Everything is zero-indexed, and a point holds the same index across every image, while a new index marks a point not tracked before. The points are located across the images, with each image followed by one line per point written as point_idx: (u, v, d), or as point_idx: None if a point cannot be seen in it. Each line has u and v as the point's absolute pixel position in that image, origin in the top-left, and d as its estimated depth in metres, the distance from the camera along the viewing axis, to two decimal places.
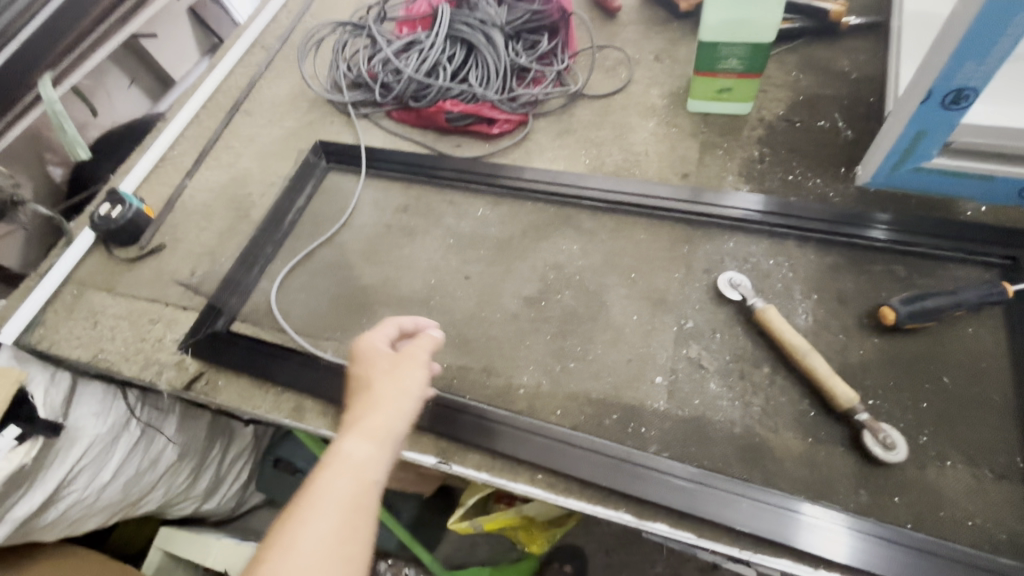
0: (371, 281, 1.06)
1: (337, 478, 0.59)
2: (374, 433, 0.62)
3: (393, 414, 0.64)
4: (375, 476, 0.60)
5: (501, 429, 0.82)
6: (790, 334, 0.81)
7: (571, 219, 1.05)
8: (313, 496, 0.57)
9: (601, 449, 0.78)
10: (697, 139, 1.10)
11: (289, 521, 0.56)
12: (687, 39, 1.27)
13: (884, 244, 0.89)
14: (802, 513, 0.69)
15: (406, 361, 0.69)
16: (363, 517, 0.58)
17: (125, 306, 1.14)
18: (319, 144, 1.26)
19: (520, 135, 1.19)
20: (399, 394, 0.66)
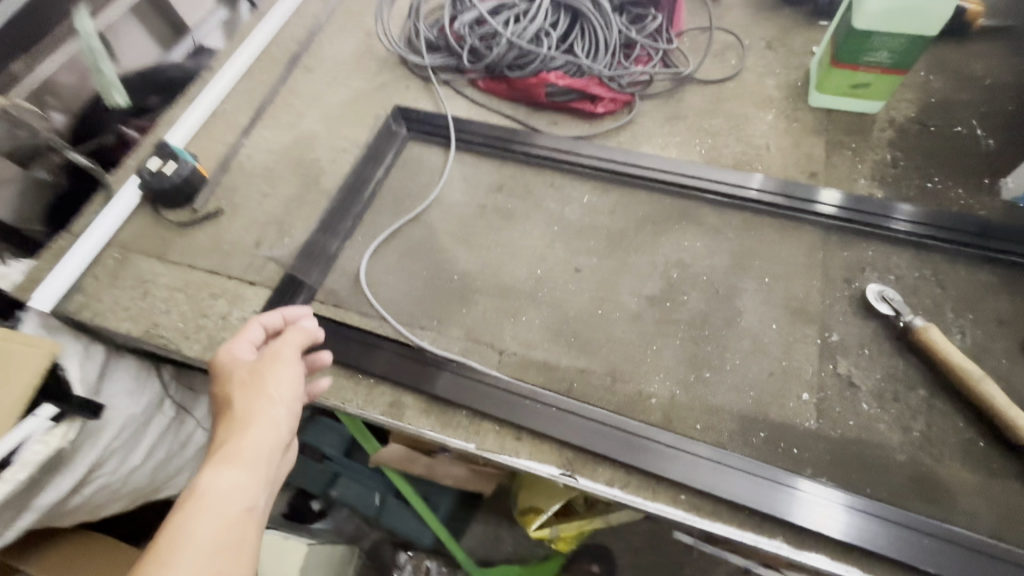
0: (469, 267, 0.96)
1: (202, 516, 0.51)
2: (239, 458, 0.55)
3: (267, 427, 0.58)
4: (248, 502, 0.53)
5: (639, 441, 0.75)
6: (958, 356, 0.75)
7: (691, 214, 0.97)
8: (176, 531, 0.49)
9: (751, 469, 0.72)
10: (823, 136, 1.02)
11: (138, 572, 0.47)
12: (802, 26, 1.18)
13: (904, 235, 0.89)
14: (799, 489, 0.70)
15: (269, 364, 0.62)
16: (240, 548, 0.51)
17: (180, 276, 1.01)
18: (399, 110, 1.14)
19: (626, 117, 1.10)
20: (269, 405, 0.59)
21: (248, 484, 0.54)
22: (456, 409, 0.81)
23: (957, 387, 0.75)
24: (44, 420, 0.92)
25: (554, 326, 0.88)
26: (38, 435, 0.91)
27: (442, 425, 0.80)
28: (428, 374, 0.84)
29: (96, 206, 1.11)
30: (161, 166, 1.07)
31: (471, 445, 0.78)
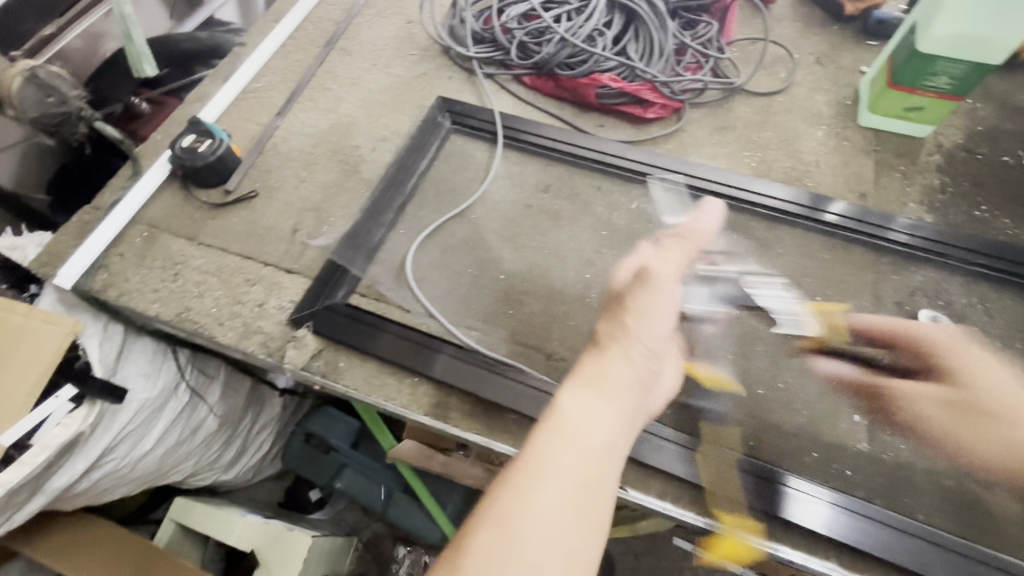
0: (516, 268, 0.95)
1: (577, 443, 0.49)
2: (608, 383, 0.54)
3: (630, 358, 0.56)
4: (614, 443, 0.51)
5: (689, 454, 0.75)
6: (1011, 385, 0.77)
7: (742, 227, 0.96)
8: (557, 436, 0.49)
9: (799, 487, 0.72)
10: (872, 157, 1.03)
11: (539, 450, 0.49)
12: (850, 45, 1.18)
13: (903, 245, 0.91)
14: (791, 486, 0.72)
15: (650, 286, 0.62)
16: (602, 487, 0.48)
17: (213, 260, 0.98)
18: (443, 101, 1.11)
19: (675, 124, 1.09)
20: (627, 339, 0.57)
21: (603, 415, 0.52)
22: (504, 412, 0.80)
23: None
24: (66, 401, 0.92)
25: None
26: (59, 416, 0.91)
27: (489, 429, 0.80)
28: (478, 375, 0.82)
29: (123, 180, 1.07)
30: (195, 143, 1.03)
31: (517, 451, 0.77)
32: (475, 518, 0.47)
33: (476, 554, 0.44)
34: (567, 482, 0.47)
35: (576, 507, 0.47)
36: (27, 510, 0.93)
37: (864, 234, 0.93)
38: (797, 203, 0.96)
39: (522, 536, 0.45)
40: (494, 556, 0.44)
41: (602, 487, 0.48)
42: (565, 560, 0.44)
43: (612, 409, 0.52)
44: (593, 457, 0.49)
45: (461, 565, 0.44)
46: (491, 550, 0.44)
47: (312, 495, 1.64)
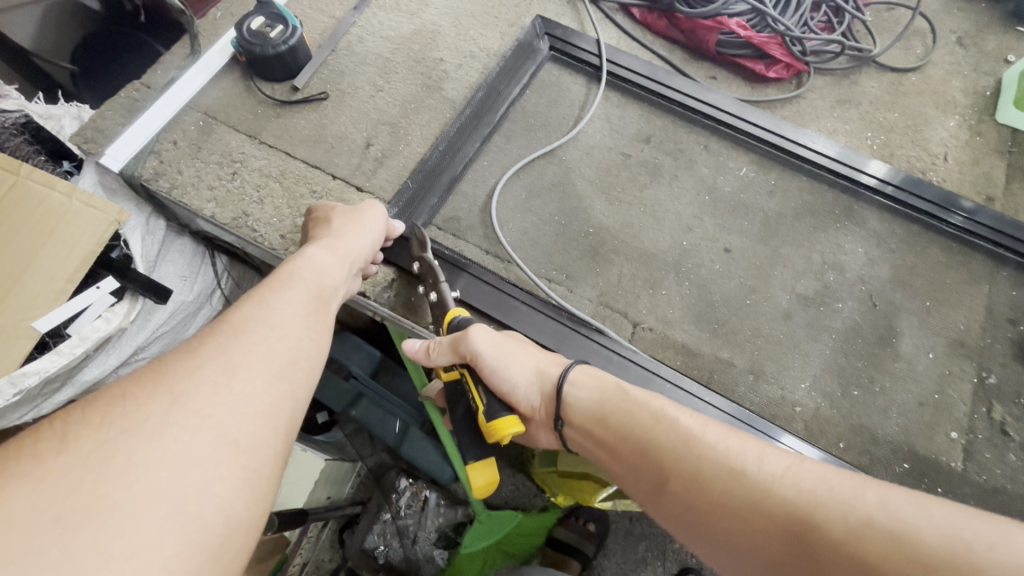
0: (606, 221, 0.86)
1: (270, 321, 0.53)
2: (301, 281, 0.60)
3: (332, 273, 0.64)
4: (320, 340, 0.56)
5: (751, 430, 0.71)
6: None
7: (856, 215, 0.88)
8: (263, 318, 0.53)
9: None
10: (1004, 158, 0.93)
11: (231, 329, 0.51)
12: (995, 28, 1.06)
13: (953, 230, 0.87)
14: (779, 441, 0.70)
15: (339, 220, 0.71)
16: (305, 373, 0.52)
17: (275, 163, 0.89)
18: (542, 21, 0.99)
19: (794, 90, 0.98)
20: (317, 262, 0.63)
21: (319, 323, 0.58)
22: None
23: None
24: (107, 294, 0.84)
25: (696, 307, 0.81)
26: (100, 309, 0.83)
27: None
28: (561, 334, 0.76)
29: (179, 60, 0.96)
30: (265, 28, 0.90)
31: None
32: (169, 365, 0.46)
33: (150, 383, 0.44)
34: (273, 349, 0.51)
35: (269, 365, 0.50)
36: (55, 401, 0.84)
37: (956, 228, 0.86)
38: (835, 157, 0.90)
39: (230, 376, 0.47)
40: (182, 406, 0.43)
41: (311, 371, 0.53)
42: (262, 400, 0.47)
43: (327, 322, 0.60)
44: (299, 341, 0.54)
45: (169, 413, 0.42)
46: (152, 383, 0.44)
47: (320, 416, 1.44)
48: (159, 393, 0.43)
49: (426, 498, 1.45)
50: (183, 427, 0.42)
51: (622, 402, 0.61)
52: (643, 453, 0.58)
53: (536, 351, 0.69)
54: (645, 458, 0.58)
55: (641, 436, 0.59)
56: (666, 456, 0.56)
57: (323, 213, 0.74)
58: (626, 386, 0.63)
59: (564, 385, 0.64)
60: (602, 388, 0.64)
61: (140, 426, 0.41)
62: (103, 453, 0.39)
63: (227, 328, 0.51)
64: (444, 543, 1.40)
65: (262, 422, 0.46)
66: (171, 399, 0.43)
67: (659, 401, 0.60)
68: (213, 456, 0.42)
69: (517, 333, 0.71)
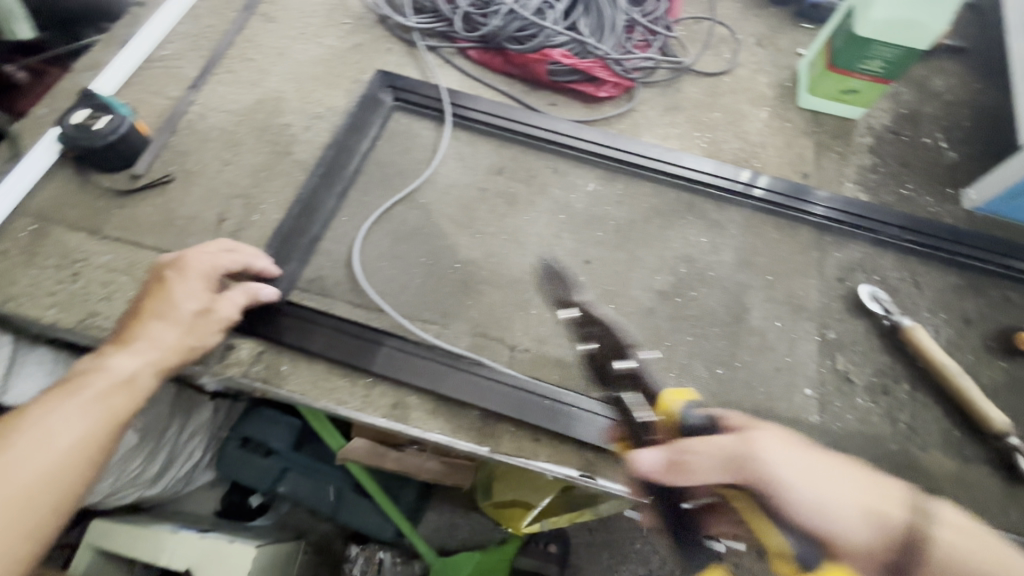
0: (472, 255, 0.89)
1: (32, 456, 0.52)
2: (101, 392, 0.58)
3: (142, 376, 0.62)
4: (98, 458, 0.56)
5: (630, 429, 0.74)
6: (940, 355, 0.81)
7: (697, 208, 0.96)
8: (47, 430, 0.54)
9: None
10: (811, 138, 1.06)
11: None
12: (786, 28, 1.21)
13: (821, 219, 0.95)
14: None
15: (173, 300, 0.67)
16: (60, 504, 0.53)
17: (121, 255, 0.84)
18: (383, 76, 1.02)
19: (627, 104, 1.07)
20: (121, 371, 0.60)
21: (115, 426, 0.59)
22: (467, 409, 0.77)
23: (937, 382, 0.81)
24: None
25: (566, 321, 0.84)
26: None
27: (453, 428, 0.75)
28: (437, 374, 0.77)
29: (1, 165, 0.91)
30: (89, 120, 0.88)
31: (485, 448, 0.74)
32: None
33: None
34: (37, 470, 0.52)
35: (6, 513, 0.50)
36: None
37: (824, 218, 0.95)
38: (720, 175, 0.97)
39: None
40: None
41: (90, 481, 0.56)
42: None
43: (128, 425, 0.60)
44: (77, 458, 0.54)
45: None
46: None
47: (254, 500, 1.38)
48: None
49: (381, 559, 1.36)
50: None
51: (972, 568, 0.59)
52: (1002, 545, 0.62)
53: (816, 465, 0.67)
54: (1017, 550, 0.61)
55: None
56: None
57: (173, 274, 0.68)
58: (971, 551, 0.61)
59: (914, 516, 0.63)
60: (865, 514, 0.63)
61: None
62: None
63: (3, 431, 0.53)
64: None
65: None
66: None
67: None
68: None
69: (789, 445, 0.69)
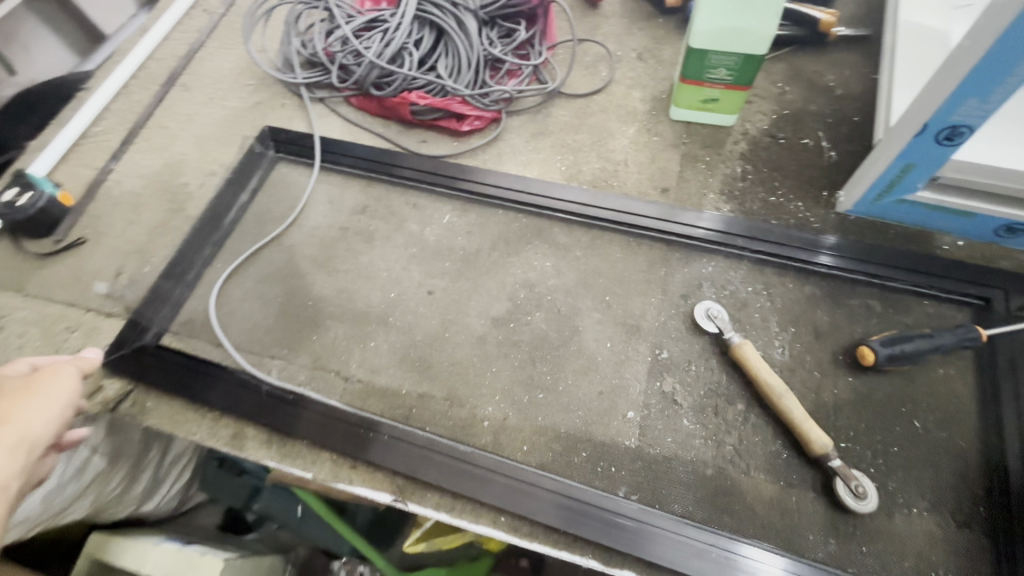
0: (324, 292, 0.96)
1: None
2: (23, 444, 0.45)
3: None
4: None
5: (431, 456, 0.78)
6: (767, 372, 0.77)
7: (546, 233, 0.98)
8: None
9: (596, 501, 0.73)
10: (678, 151, 1.04)
11: None
12: (670, 38, 1.20)
13: (829, 270, 0.88)
14: (743, 556, 0.68)
15: (25, 392, 0.49)
16: None
17: (35, 310, 1.00)
18: (267, 131, 1.13)
19: (492, 134, 1.10)
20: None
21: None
22: (293, 438, 0.83)
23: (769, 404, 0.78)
24: None
25: (400, 352, 0.89)
26: None
27: (281, 456, 0.82)
28: (267, 407, 0.85)
29: None
30: (17, 197, 1.05)
31: (307, 475, 0.80)
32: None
33: None
34: None
35: None
36: None
37: (833, 267, 0.87)
38: (720, 228, 0.92)
39: None
40: None
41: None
42: None
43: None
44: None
45: None
46: None
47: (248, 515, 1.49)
48: None
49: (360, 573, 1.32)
50: None
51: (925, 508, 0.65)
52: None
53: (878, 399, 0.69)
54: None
55: None
56: None
57: (32, 382, 0.51)
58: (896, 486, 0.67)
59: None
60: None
61: None
62: None
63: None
64: None
65: None
66: None
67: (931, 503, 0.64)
68: None
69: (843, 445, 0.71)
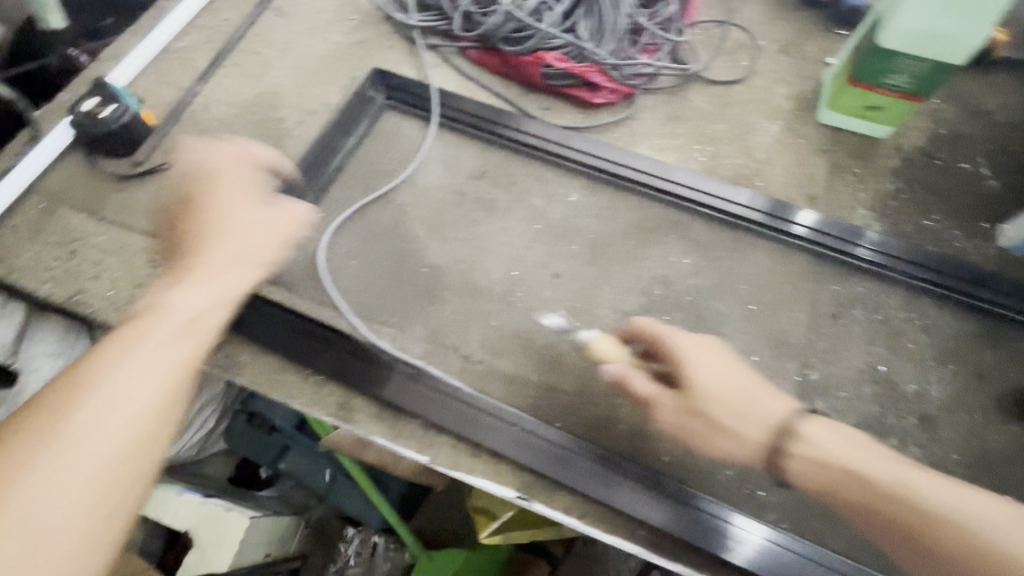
0: (440, 260, 0.88)
1: (174, 310, 0.59)
2: (241, 255, 0.68)
3: (193, 294, 0.62)
4: (215, 312, 0.62)
5: (568, 456, 0.73)
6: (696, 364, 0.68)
7: (683, 227, 0.90)
8: (53, 421, 0.49)
9: (712, 510, 0.71)
10: (826, 157, 0.97)
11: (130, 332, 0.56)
12: (817, 33, 1.11)
13: (867, 264, 0.86)
14: (722, 516, 0.71)
15: (242, 189, 0.75)
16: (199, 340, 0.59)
17: (114, 238, 0.90)
18: (377, 73, 1.02)
19: (625, 111, 1.02)
20: (195, 293, 0.62)
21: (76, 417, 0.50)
22: (410, 416, 0.76)
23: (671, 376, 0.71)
24: None
25: (526, 337, 0.82)
26: None
27: (393, 434, 0.75)
28: (381, 380, 0.77)
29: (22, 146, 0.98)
30: (98, 108, 0.93)
31: (424, 459, 0.74)
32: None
33: (40, 416, 0.49)
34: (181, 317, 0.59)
35: (153, 370, 0.54)
36: None
37: (871, 264, 0.86)
38: (758, 209, 0.89)
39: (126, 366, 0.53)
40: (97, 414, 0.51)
41: (145, 436, 0.52)
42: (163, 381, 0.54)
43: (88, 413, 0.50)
44: (129, 377, 0.53)
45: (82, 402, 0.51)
46: (49, 413, 0.50)
47: (263, 471, 1.37)
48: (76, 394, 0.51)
49: (375, 543, 1.39)
50: (98, 404, 0.51)
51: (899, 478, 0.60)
52: (894, 518, 0.58)
53: (745, 369, 0.69)
54: (907, 528, 0.58)
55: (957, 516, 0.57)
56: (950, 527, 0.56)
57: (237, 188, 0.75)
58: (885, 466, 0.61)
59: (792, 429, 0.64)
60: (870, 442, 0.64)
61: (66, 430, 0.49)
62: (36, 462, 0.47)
63: (32, 434, 0.48)
64: None
65: (156, 407, 0.53)
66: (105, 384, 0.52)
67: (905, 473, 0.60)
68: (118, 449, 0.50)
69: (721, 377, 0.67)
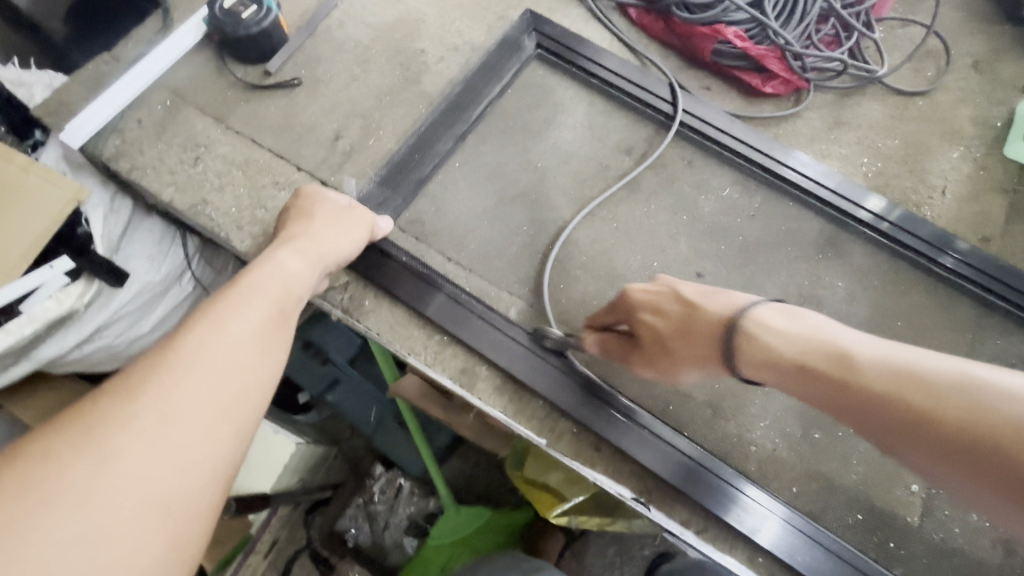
0: (578, 236, 0.83)
1: (261, 277, 0.52)
2: (316, 247, 0.58)
3: (272, 273, 0.53)
4: (300, 290, 0.54)
5: (681, 459, 0.70)
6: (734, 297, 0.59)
7: (840, 246, 0.83)
8: (130, 409, 0.39)
9: (768, 503, 0.69)
10: (1006, 197, 0.88)
11: (215, 304, 0.48)
12: (1017, 54, 0.99)
13: (945, 272, 0.81)
14: (745, 494, 0.69)
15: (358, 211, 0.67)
16: (286, 322, 0.51)
17: (239, 150, 0.85)
18: (531, 18, 0.94)
19: (792, 106, 0.93)
20: (284, 265, 0.54)
21: (157, 392, 0.40)
22: (533, 396, 0.73)
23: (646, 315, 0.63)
24: (61, 274, 0.74)
25: None
26: (51, 290, 0.74)
27: (515, 410, 0.72)
28: (509, 352, 0.74)
29: (151, 35, 0.93)
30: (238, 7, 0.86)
31: (543, 442, 0.70)
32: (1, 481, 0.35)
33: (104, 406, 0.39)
34: (273, 291, 0.51)
35: (237, 356, 0.45)
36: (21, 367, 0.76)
37: (947, 270, 0.81)
38: (846, 195, 0.84)
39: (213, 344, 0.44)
40: (168, 394, 0.41)
41: (223, 418, 0.42)
42: (243, 357, 0.45)
43: (187, 380, 0.42)
44: (216, 357, 0.44)
45: (151, 378, 0.41)
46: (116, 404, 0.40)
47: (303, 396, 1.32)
48: (155, 372, 0.42)
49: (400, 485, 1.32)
50: (170, 381, 0.41)
51: (889, 371, 0.46)
52: (952, 443, 0.42)
53: (701, 286, 0.62)
54: (956, 453, 0.41)
55: (955, 414, 0.42)
56: (978, 421, 0.41)
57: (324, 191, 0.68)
58: (948, 372, 0.44)
59: (742, 322, 0.55)
60: (892, 343, 0.49)
61: (141, 405, 0.40)
62: (98, 444, 0.37)
63: (90, 425, 0.38)
64: (415, 531, 1.30)
65: (237, 380, 0.44)
66: (182, 362, 0.42)
67: (923, 366, 0.45)
68: (192, 430, 0.40)
69: (803, 314, 0.55)
